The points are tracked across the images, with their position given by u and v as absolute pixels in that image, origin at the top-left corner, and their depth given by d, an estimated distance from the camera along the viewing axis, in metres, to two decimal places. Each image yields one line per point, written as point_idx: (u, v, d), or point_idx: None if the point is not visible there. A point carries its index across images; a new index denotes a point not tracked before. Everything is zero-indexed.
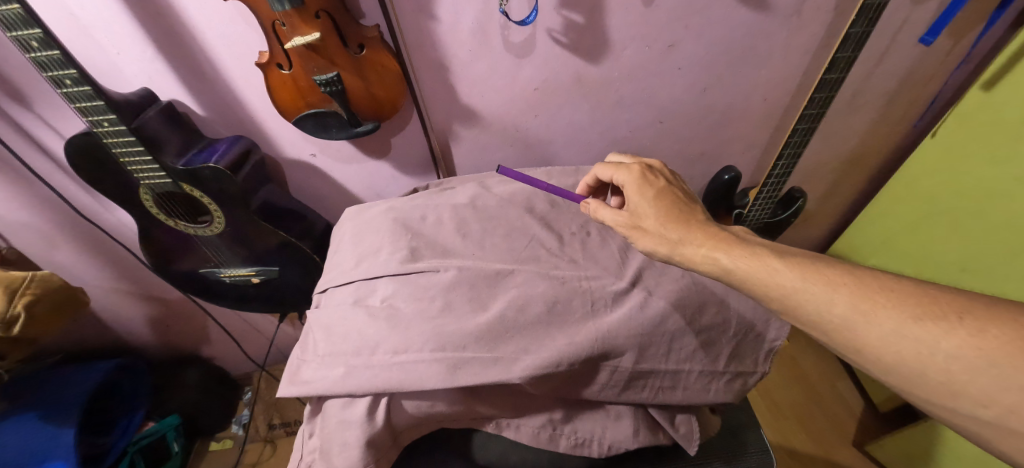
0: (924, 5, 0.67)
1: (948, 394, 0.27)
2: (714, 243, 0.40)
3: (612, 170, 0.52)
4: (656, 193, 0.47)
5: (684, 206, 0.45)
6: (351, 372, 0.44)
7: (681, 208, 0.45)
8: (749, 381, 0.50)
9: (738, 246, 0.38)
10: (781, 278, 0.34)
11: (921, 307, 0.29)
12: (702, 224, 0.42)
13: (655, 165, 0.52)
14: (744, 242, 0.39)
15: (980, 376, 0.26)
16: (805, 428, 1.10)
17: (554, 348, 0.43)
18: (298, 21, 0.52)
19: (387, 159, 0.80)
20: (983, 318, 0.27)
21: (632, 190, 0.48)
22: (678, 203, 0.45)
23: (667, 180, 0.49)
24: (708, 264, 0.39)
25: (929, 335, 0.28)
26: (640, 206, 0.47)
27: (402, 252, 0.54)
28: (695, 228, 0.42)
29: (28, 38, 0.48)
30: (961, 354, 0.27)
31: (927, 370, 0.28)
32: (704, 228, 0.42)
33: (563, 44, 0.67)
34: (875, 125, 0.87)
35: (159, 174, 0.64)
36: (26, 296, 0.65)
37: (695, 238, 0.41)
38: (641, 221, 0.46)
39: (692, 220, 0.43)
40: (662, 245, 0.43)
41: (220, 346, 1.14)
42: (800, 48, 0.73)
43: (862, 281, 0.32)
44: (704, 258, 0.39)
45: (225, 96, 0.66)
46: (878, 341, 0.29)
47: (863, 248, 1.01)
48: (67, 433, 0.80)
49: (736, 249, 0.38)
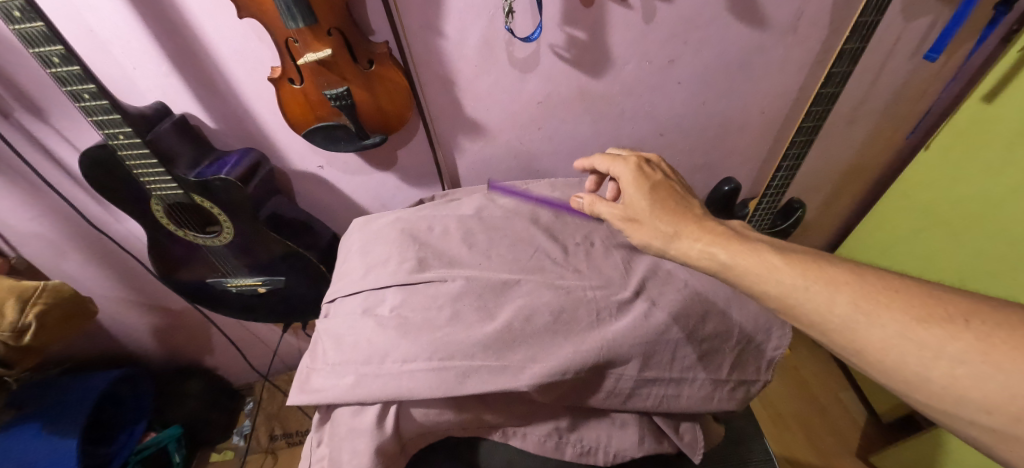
0: (916, 22, 0.70)
1: (951, 398, 0.28)
2: (711, 237, 0.41)
3: (609, 162, 0.53)
4: (652, 187, 0.48)
5: (682, 201, 0.46)
6: (361, 381, 0.45)
7: (678, 203, 0.46)
8: (752, 390, 0.50)
9: (737, 242, 0.39)
10: (780, 274, 0.35)
11: (926, 309, 0.30)
12: (699, 219, 0.43)
13: (652, 159, 0.53)
14: (741, 238, 0.40)
15: (986, 381, 0.26)
16: (808, 438, 1.10)
17: (561, 356, 0.43)
18: (311, 38, 0.54)
19: (393, 171, 0.81)
20: (991, 322, 0.28)
21: (628, 182, 0.50)
22: (675, 198, 0.47)
23: (664, 174, 0.51)
24: (706, 258, 0.40)
25: (935, 339, 0.28)
26: (637, 199, 0.48)
27: (409, 263, 0.55)
28: (692, 222, 0.43)
29: (50, 55, 0.50)
30: (967, 359, 0.27)
31: (931, 374, 0.28)
32: (701, 223, 0.43)
33: (565, 59, 0.69)
34: (871, 138, 0.89)
35: (171, 185, 0.65)
36: (38, 305, 0.65)
37: (692, 233, 0.42)
38: (637, 214, 0.47)
39: (689, 214, 0.44)
40: (659, 239, 0.44)
41: (223, 356, 1.14)
42: (796, 64, 0.75)
43: (865, 281, 0.33)
44: (702, 253, 0.40)
45: (237, 110, 0.68)
46: (879, 340, 0.30)
47: (864, 256, 1.02)
48: (67, 443, 0.79)
49: (734, 245, 0.39)
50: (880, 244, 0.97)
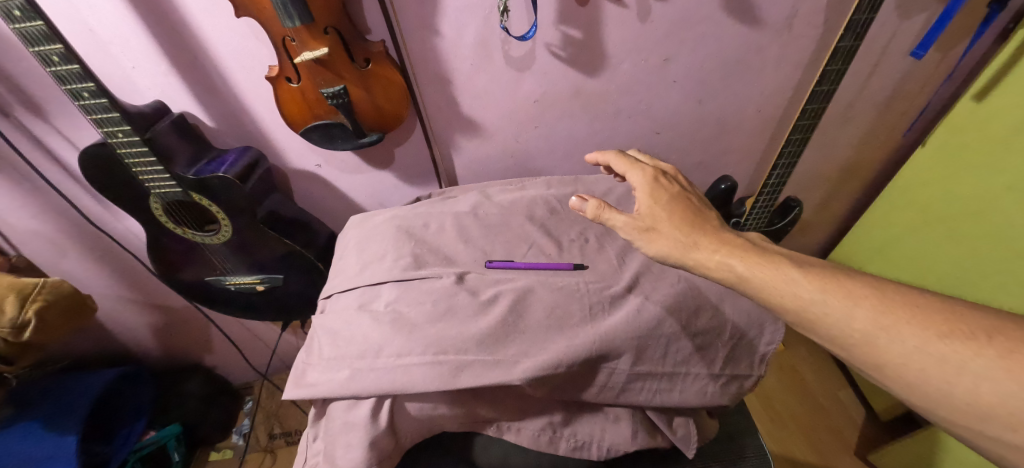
0: (910, 20, 0.70)
1: (976, 416, 0.28)
2: (729, 249, 0.40)
3: (627, 167, 0.53)
4: (669, 197, 0.47)
5: (698, 212, 0.45)
6: (356, 375, 0.45)
7: (695, 214, 0.45)
8: (745, 384, 0.50)
9: (756, 254, 0.38)
10: (798, 288, 0.34)
11: (947, 325, 0.30)
12: (717, 230, 0.42)
13: (669, 171, 0.53)
14: (759, 250, 0.39)
15: (1010, 398, 0.26)
16: (806, 437, 1.10)
17: (554, 350, 0.44)
18: (308, 37, 0.55)
19: (391, 169, 0.82)
20: (1013, 339, 0.28)
21: (644, 191, 0.49)
22: (691, 209, 0.46)
23: (681, 186, 0.50)
24: (721, 270, 0.39)
25: (956, 354, 0.28)
26: (653, 209, 0.46)
27: (405, 259, 0.55)
28: (710, 234, 0.42)
29: (50, 54, 0.51)
30: (991, 375, 0.27)
31: (955, 391, 0.28)
32: (719, 234, 0.42)
33: (561, 57, 0.70)
34: (866, 136, 0.89)
35: (170, 183, 0.66)
36: (37, 302, 0.66)
37: (709, 244, 0.41)
38: (652, 223, 0.45)
39: (706, 225, 0.43)
40: (675, 249, 0.43)
41: (222, 355, 1.15)
42: (791, 62, 0.75)
43: (885, 295, 0.32)
44: (717, 264, 0.39)
45: (235, 109, 0.68)
46: (900, 356, 0.30)
47: (861, 255, 1.03)
48: (66, 440, 0.80)
49: (752, 257, 0.38)
50: (877, 243, 0.98)
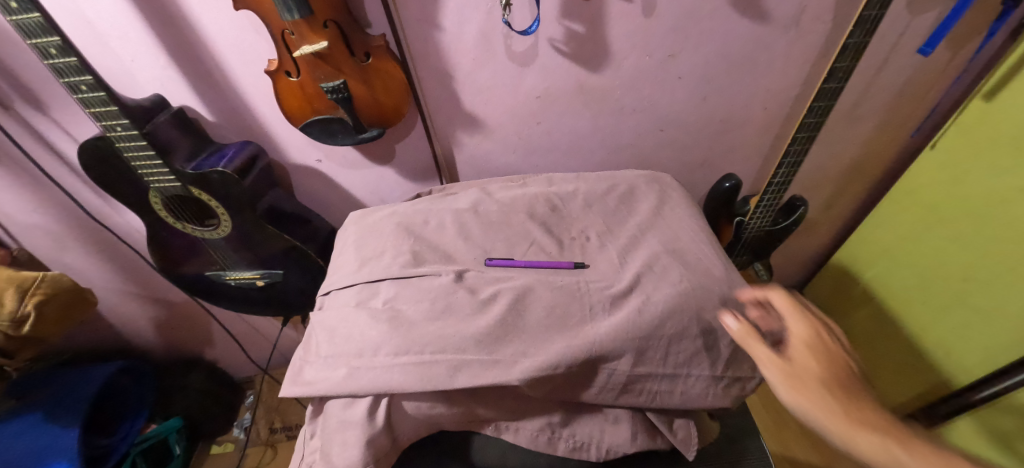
0: (922, 16, 0.68)
1: None
2: (900, 441, 0.34)
3: (783, 301, 0.44)
4: (829, 358, 0.40)
5: (858, 386, 0.38)
6: (353, 374, 0.45)
7: (860, 392, 0.37)
8: (747, 386, 0.48)
9: (933, 455, 0.32)
10: None
11: None
12: (885, 415, 0.36)
13: (831, 323, 0.44)
14: (938, 449, 0.33)
15: None
16: (807, 437, 1.10)
17: (553, 351, 0.43)
18: (307, 30, 0.54)
19: (392, 165, 0.81)
20: None
21: (800, 335, 0.42)
22: (852, 379, 0.39)
23: (841, 344, 0.42)
24: (879, 451, 0.34)
25: None
26: (807, 362, 0.40)
27: (404, 257, 0.55)
28: (876, 416, 0.36)
29: (47, 47, 0.50)
30: None
31: None
32: (887, 420, 0.35)
33: (564, 53, 0.69)
34: (874, 135, 0.88)
35: (169, 178, 0.66)
36: (37, 296, 0.66)
37: (873, 424, 0.35)
38: (803, 376, 0.38)
39: (868, 405, 0.37)
40: (824, 414, 0.36)
41: (223, 349, 1.15)
42: (798, 59, 0.74)
43: None
44: (877, 446, 0.34)
45: (234, 103, 0.68)
46: None
47: (867, 255, 1.02)
48: (67, 433, 0.80)
49: (926, 453, 0.32)
50: (883, 243, 0.97)
